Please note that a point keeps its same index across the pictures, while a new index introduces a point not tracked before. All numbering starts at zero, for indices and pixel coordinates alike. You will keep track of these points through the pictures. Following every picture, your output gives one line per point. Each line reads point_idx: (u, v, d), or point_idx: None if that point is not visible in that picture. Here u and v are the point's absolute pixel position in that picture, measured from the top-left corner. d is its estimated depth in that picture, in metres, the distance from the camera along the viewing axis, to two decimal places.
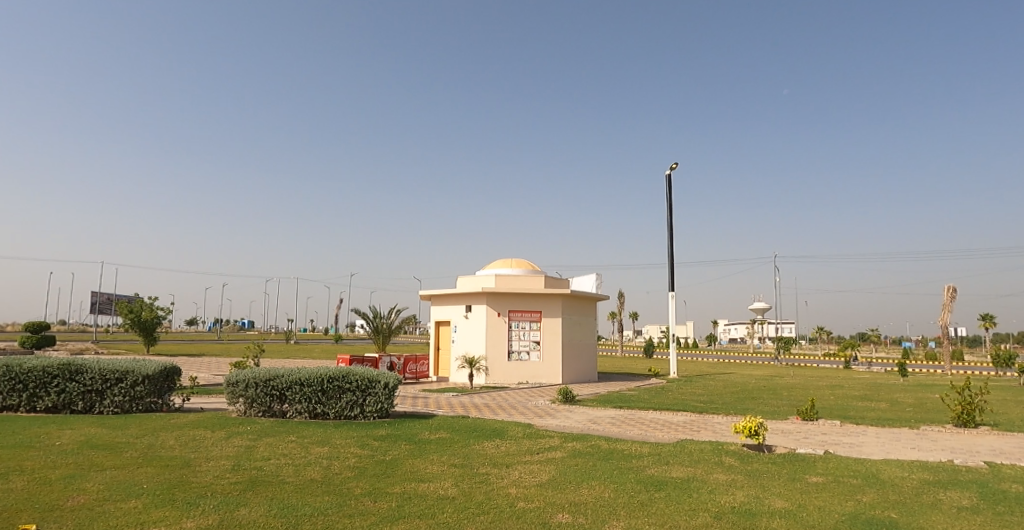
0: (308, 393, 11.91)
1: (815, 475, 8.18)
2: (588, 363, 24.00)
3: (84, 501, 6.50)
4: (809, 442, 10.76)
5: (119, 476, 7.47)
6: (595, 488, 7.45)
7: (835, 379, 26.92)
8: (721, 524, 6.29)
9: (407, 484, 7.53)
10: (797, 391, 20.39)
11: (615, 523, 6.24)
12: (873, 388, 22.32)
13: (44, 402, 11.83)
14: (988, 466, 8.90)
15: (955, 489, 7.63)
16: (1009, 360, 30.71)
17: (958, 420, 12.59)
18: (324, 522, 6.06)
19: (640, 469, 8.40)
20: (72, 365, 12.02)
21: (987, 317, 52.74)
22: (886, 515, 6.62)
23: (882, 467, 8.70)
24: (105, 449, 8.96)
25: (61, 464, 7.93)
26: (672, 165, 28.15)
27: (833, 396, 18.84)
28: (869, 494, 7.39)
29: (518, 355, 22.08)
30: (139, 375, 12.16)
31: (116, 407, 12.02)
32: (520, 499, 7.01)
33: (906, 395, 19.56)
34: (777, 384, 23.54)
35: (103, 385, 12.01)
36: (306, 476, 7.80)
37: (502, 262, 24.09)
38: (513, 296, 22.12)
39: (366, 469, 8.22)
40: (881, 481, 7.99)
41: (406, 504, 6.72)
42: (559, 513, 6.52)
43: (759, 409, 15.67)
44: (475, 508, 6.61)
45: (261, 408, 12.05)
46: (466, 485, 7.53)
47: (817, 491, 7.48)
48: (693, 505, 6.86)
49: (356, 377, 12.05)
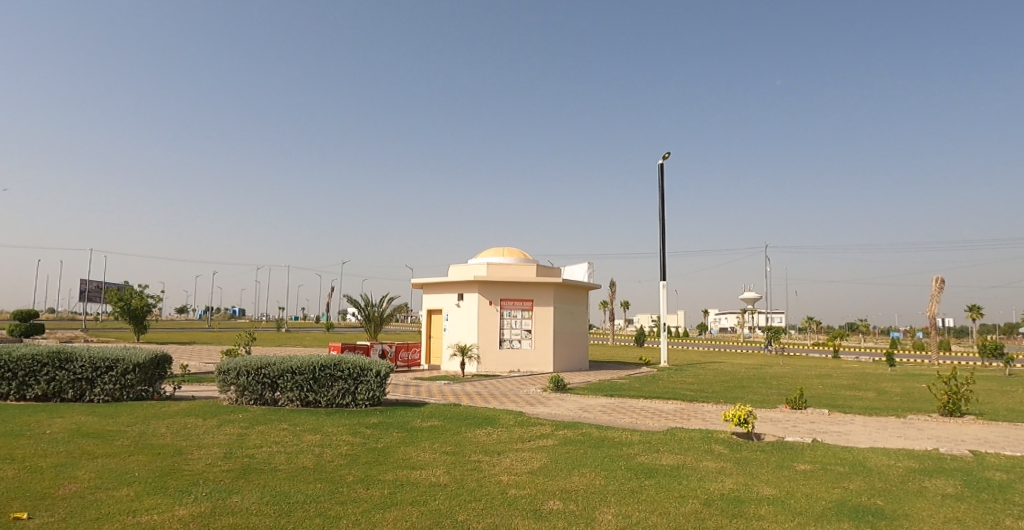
0: (300, 381, 11.90)
1: (803, 463, 8.28)
2: (580, 352, 24.10)
3: (76, 489, 6.50)
4: (798, 431, 10.87)
5: (111, 464, 7.47)
6: (586, 475, 7.51)
7: (823, 369, 27.07)
8: (711, 510, 6.36)
9: (399, 471, 7.57)
10: (787, 381, 20.55)
11: (606, 510, 6.30)
12: (862, 377, 22.48)
13: (34, 391, 11.76)
14: (972, 455, 9.02)
15: (940, 477, 7.74)
16: (994, 350, 30.87)
17: (945, 409, 12.74)
18: (317, 510, 6.08)
19: (631, 456, 8.48)
20: (61, 353, 11.95)
21: (975, 308, 53.40)
22: (873, 503, 6.72)
23: (869, 455, 8.82)
24: (96, 437, 8.93)
25: (52, 452, 7.92)
26: (666, 154, 28.09)
27: (822, 385, 19.00)
28: (856, 481, 7.51)
29: (510, 344, 22.13)
30: (130, 363, 12.12)
31: (106, 395, 11.98)
32: (511, 486, 7.05)
33: (893, 384, 19.75)
34: (767, 373, 23.68)
35: (93, 374, 11.95)
36: (298, 464, 7.82)
37: (494, 251, 24.06)
38: (505, 284, 22.13)
39: (359, 457, 8.25)
40: (867, 469, 8.10)
41: (398, 491, 6.76)
42: (550, 500, 6.58)
43: (748, 397, 15.78)
44: (467, 496, 6.65)
45: (253, 396, 12.02)
46: (458, 473, 7.58)
47: (805, 478, 7.57)
48: (682, 492, 6.94)
49: (348, 366, 12.05)
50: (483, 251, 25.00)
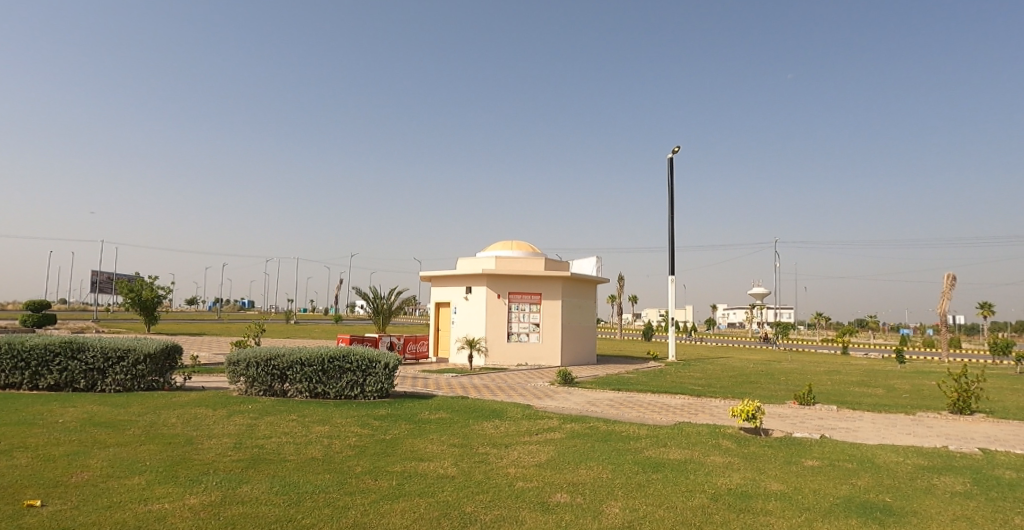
0: (309, 372, 11.98)
1: (811, 459, 8.26)
2: (587, 346, 24.11)
3: (88, 477, 6.57)
4: (806, 426, 10.87)
5: (122, 453, 7.56)
6: (593, 469, 7.52)
7: (831, 365, 26.90)
8: (718, 505, 6.36)
9: (407, 463, 7.61)
10: (795, 377, 20.46)
11: (613, 504, 6.32)
12: (871, 374, 22.37)
13: (47, 380, 11.91)
14: (982, 453, 8.97)
15: (950, 474, 7.71)
16: (1006, 348, 30.60)
17: (955, 407, 12.65)
18: (325, 500, 6.13)
19: (638, 450, 8.48)
20: (73, 343, 12.07)
21: (986, 305, 53.00)
22: (880, 500, 6.69)
23: (878, 451, 8.78)
24: (108, 426, 9.04)
25: (66, 441, 8.02)
26: (673, 149, 27.68)
27: (831, 382, 18.93)
28: (864, 478, 7.47)
29: (518, 336, 22.17)
30: (140, 353, 12.23)
31: (117, 385, 12.10)
32: (519, 479, 7.07)
33: (903, 381, 19.68)
34: (775, 369, 23.66)
35: (104, 364, 12.07)
36: (307, 454, 7.89)
37: (502, 245, 24.10)
38: (513, 278, 22.17)
39: (366, 448, 8.30)
40: (876, 466, 8.06)
41: (406, 482, 6.80)
42: (557, 493, 6.60)
43: (756, 393, 15.72)
44: (474, 488, 6.68)
45: (263, 387, 12.11)
46: (465, 465, 7.61)
47: (813, 474, 7.55)
48: (689, 487, 6.94)
49: (356, 357, 12.13)
50: (491, 244, 25.00)
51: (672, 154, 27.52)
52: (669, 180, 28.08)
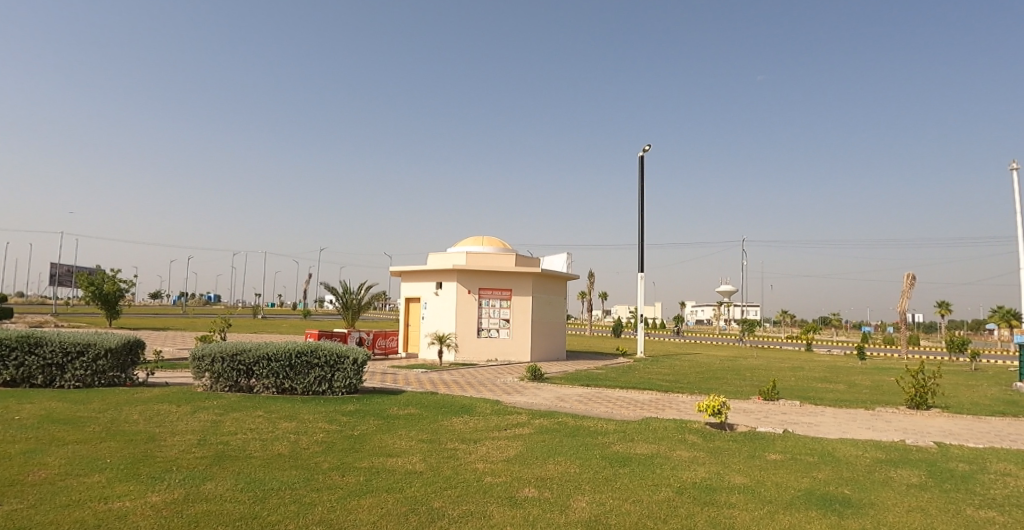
0: (276, 368, 11.82)
1: (773, 453, 8.45)
2: (557, 342, 24.25)
3: (45, 476, 6.38)
4: (769, 421, 11.11)
5: (82, 450, 7.36)
6: (561, 464, 7.58)
7: (794, 362, 27.53)
8: (683, 498, 6.48)
9: (376, 458, 7.56)
10: (760, 373, 20.90)
11: (581, 498, 6.38)
12: (833, 370, 22.97)
13: (3, 375, 11.52)
14: (936, 446, 9.29)
15: (906, 467, 7.97)
16: (962, 345, 31.73)
17: (912, 402, 13.07)
18: (291, 496, 6.07)
19: (606, 445, 8.58)
20: (31, 337, 11.70)
21: (943, 305, 54.80)
22: (840, 492, 6.88)
23: (838, 445, 9.02)
24: (67, 423, 8.78)
25: (21, 438, 7.76)
26: (644, 148, 27.90)
27: (795, 378, 19.38)
28: (824, 471, 7.69)
29: (488, 332, 22.17)
30: (101, 348, 11.92)
31: (77, 381, 11.77)
32: (487, 474, 7.09)
33: (864, 378, 20.27)
34: (741, 365, 24.15)
35: (64, 358, 11.74)
36: (273, 451, 7.79)
37: (473, 240, 24.07)
38: (484, 274, 22.15)
39: (334, 444, 8.23)
40: (836, 459, 8.29)
41: (374, 478, 6.76)
42: (526, 488, 6.63)
43: (722, 389, 16.02)
44: (443, 483, 6.68)
45: (228, 383, 11.91)
46: (434, 460, 7.60)
47: (775, 467, 7.74)
48: (656, 481, 7.05)
49: (324, 353, 11.98)
50: (462, 239, 24.94)
51: (643, 153, 27.74)
52: (640, 178, 28.34)
